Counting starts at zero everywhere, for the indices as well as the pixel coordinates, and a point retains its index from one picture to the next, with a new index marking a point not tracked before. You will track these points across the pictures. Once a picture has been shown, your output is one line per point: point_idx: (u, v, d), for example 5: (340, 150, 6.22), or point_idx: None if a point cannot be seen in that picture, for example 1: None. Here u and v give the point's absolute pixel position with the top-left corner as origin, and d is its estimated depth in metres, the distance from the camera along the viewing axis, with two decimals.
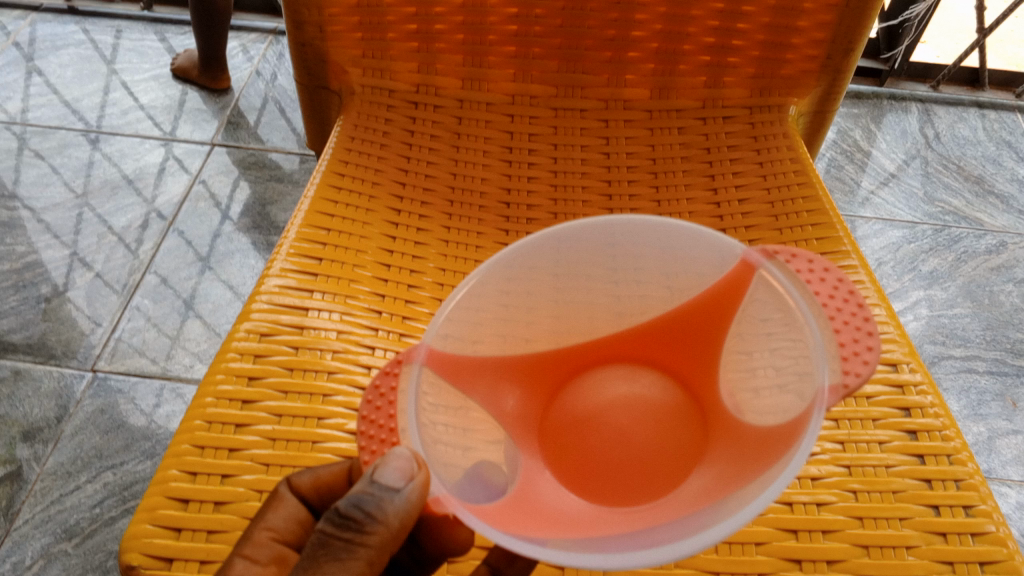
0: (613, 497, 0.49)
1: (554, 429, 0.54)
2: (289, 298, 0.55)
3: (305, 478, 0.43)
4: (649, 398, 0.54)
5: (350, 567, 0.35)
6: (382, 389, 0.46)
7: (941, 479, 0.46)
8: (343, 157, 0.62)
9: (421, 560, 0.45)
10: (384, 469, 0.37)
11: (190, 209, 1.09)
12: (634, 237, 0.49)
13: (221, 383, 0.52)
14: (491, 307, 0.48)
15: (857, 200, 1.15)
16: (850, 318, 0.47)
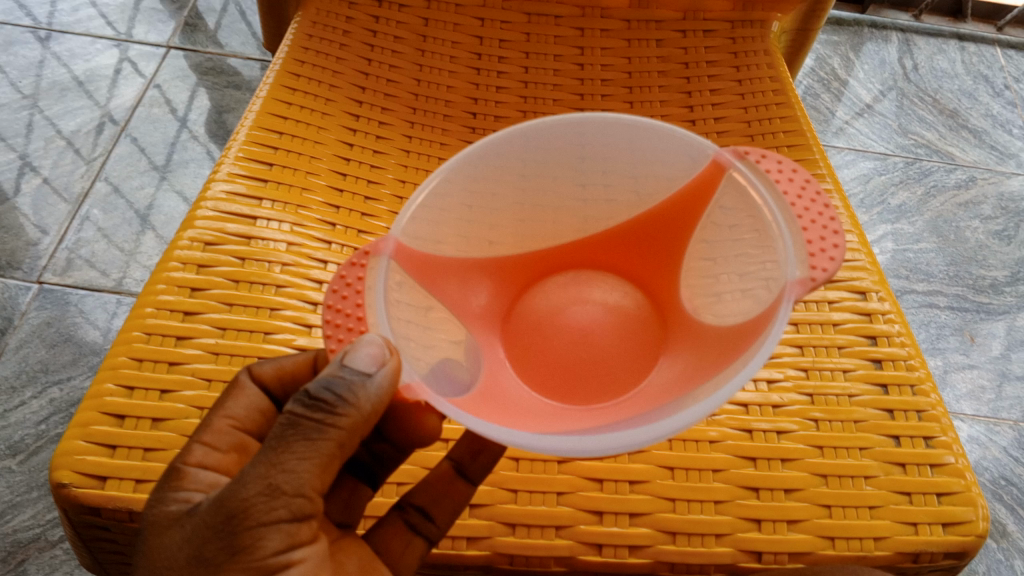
0: (572, 397, 0.49)
1: (519, 328, 0.53)
2: (237, 205, 0.50)
3: (267, 368, 0.42)
4: (616, 303, 0.54)
5: (319, 449, 0.35)
6: (348, 279, 0.41)
7: (903, 409, 0.44)
8: (298, 57, 0.58)
9: (381, 456, 0.44)
10: (356, 354, 0.36)
11: (144, 115, 1.06)
12: (604, 134, 0.49)
13: (161, 294, 0.47)
14: (457, 195, 0.47)
15: (832, 130, 1.19)
16: (817, 215, 0.42)
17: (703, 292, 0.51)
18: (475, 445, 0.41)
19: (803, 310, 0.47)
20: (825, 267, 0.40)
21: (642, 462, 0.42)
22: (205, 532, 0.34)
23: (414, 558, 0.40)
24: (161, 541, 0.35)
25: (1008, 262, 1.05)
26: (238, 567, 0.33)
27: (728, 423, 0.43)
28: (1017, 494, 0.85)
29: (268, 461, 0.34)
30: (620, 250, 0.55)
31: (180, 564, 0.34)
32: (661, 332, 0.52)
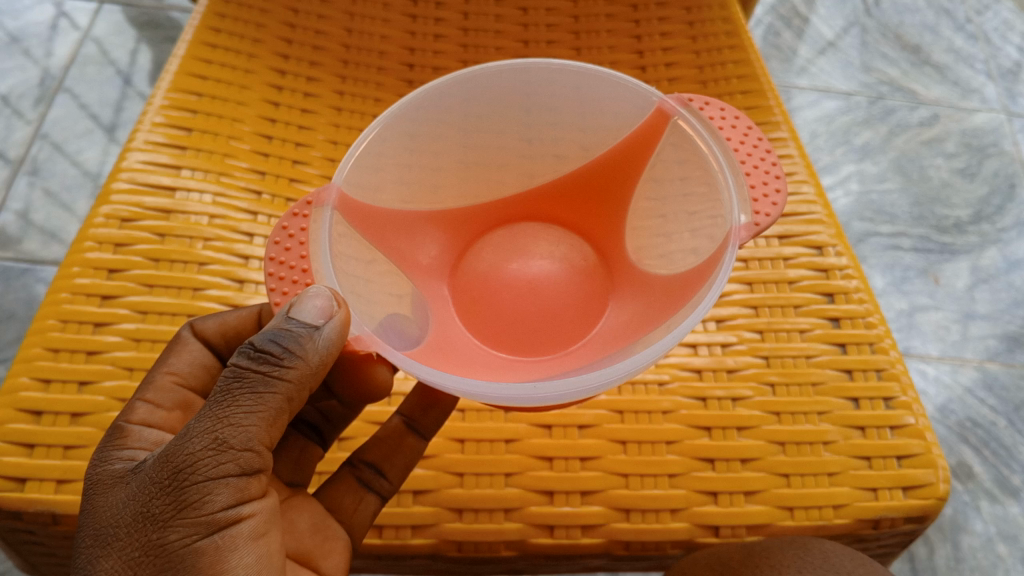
0: (521, 351, 0.47)
1: (468, 281, 0.50)
2: (154, 176, 0.46)
3: (210, 324, 0.40)
4: (568, 255, 0.51)
5: (268, 401, 0.32)
6: (290, 231, 0.38)
7: (862, 369, 0.42)
8: (219, 9, 0.53)
9: (328, 415, 0.42)
10: (302, 305, 0.33)
11: (80, 73, 1.01)
12: (548, 83, 0.46)
13: (78, 277, 0.43)
14: (396, 148, 0.44)
15: (794, 69, 1.16)
16: (758, 163, 0.42)
17: (650, 239, 0.48)
18: (425, 400, 0.40)
19: (756, 269, 0.45)
20: (769, 212, 0.40)
21: (593, 437, 0.40)
22: (150, 488, 0.30)
23: (368, 516, 0.38)
24: (103, 501, 0.32)
25: (971, 200, 1.03)
26: (185, 524, 0.30)
27: (681, 392, 0.41)
28: (983, 436, 0.84)
29: (214, 414, 0.31)
30: (572, 199, 0.52)
31: (123, 524, 0.30)
32: (612, 283, 0.50)
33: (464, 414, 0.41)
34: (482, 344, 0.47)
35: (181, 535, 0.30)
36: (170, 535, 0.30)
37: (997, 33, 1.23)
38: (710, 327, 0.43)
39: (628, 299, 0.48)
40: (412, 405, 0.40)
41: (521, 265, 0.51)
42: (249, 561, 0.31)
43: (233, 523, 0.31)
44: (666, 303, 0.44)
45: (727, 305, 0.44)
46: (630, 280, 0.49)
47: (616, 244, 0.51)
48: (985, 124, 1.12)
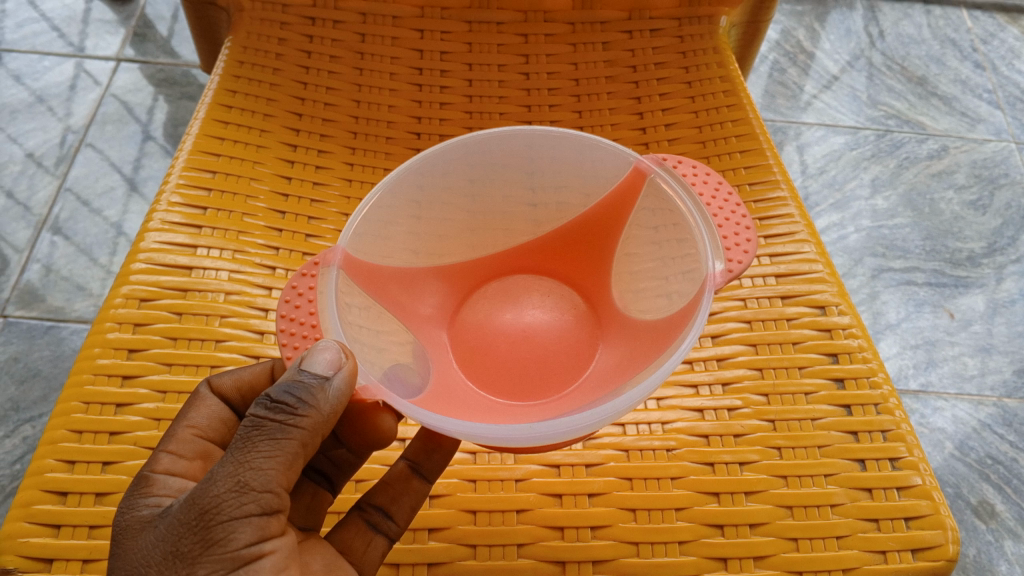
0: (516, 396, 0.47)
1: (466, 330, 0.51)
2: (172, 256, 0.48)
3: (226, 381, 0.39)
4: (563, 304, 0.52)
5: (285, 447, 0.33)
6: (300, 289, 0.40)
7: (867, 430, 0.43)
8: (230, 86, 0.55)
9: (339, 463, 0.42)
10: (313, 358, 0.34)
11: (102, 130, 1.03)
12: (550, 145, 0.47)
13: (99, 358, 0.44)
14: (395, 212, 0.45)
15: (800, 106, 1.17)
16: (729, 215, 0.43)
17: (637, 285, 0.49)
18: (428, 444, 0.41)
19: (761, 330, 0.46)
20: (741, 259, 0.42)
21: (604, 505, 0.40)
22: (177, 529, 0.31)
23: (377, 555, 0.38)
24: (133, 544, 0.32)
25: (984, 233, 1.03)
26: (212, 560, 0.31)
27: (689, 457, 0.42)
28: (1003, 473, 0.84)
29: (235, 459, 0.32)
30: (567, 250, 0.53)
31: (154, 562, 0.31)
32: (604, 328, 0.50)
33: (476, 484, 0.41)
34: (479, 392, 0.47)
35: (208, 571, 0.31)
36: (199, 570, 0.31)
37: (1002, 61, 1.24)
38: (716, 391, 0.44)
39: (618, 344, 0.48)
40: (417, 448, 0.41)
41: (516, 315, 0.51)
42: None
43: (256, 559, 0.31)
44: (647, 347, 0.45)
45: (732, 368, 0.45)
46: (619, 326, 0.49)
47: (606, 292, 0.51)
48: (994, 153, 1.12)
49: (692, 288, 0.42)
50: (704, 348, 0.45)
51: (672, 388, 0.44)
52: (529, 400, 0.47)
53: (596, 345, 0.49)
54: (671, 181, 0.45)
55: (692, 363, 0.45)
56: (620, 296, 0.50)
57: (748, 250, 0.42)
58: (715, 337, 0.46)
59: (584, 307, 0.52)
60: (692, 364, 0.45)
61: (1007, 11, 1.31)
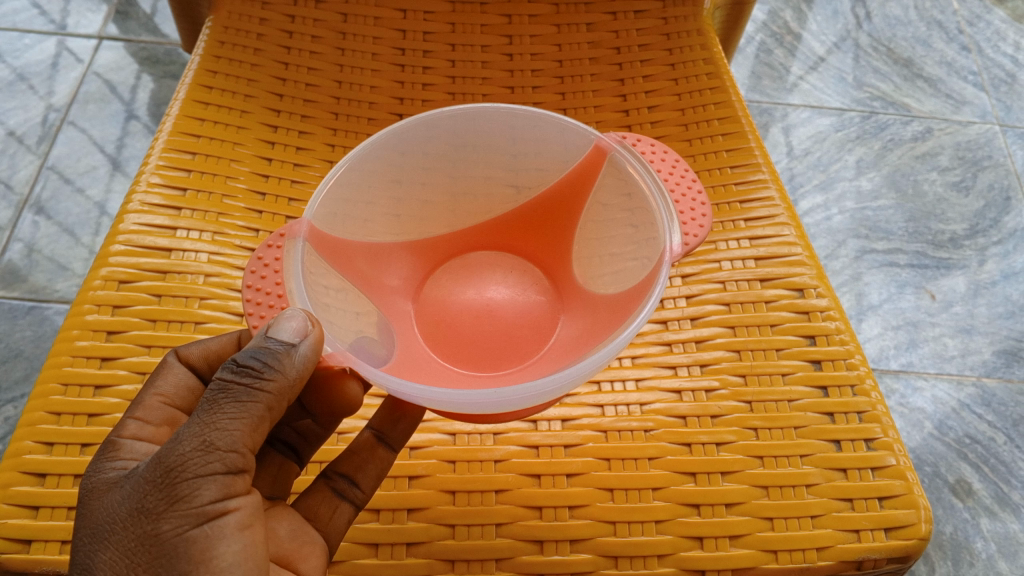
0: (479, 368, 0.47)
1: (432, 304, 0.51)
2: (151, 238, 0.47)
3: (194, 350, 0.39)
4: (527, 282, 0.52)
5: (250, 409, 0.33)
6: (266, 260, 0.41)
7: (843, 412, 0.43)
8: (210, 67, 0.55)
9: (305, 434, 0.43)
10: (278, 325, 0.35)
11: (85, 109, 1.03)
12: (526, 124, 0.48)
13: (77, 339, 0.44)
14: (363, 183, 0.46)
15: (786, 87, 1.17)
16: (685, 192, 0.46)
17: (600, 259, 0.49)
18: (393, 413, 0.41)
19: (739, 312, 0.46)
20: (696, 233, 0.44)
21: (582, 485, 0.41)
22: (143, 487, 0.31)
23: (344, 522, 0.39)
24: (97, 504, 0.32)
25: (966, 215, 1.04)
26: (176, 516, 0.31)
27: (666, 438, 0.42)
28: (982, 452, 0.85)
29: (200, 420, 0.32)
30: (533, 228, 0.53)
31: (119, 519, 0.31)
32: (566, 304, 0.50)
33: (455, 465, 0.42)
34: (444, 363, 0.47)
35: (172, 526, 0.31)
36: (163, 525, 0.31)
37: (988, 43, 1.24)
38: (694, 372, 0.44)
39: (579, 316, 0.49)
40: (382, 417, 0.41)
41: (481, 290, 0.51)
42: (236, 551, 0.31)
43: (220, 517, 0.31)
44: (609, 318, 0.45)
45: (709, 350, 0.45)
46: (582, 301, 0.49)
47: (568, 270, 0.51)
48: (978, 136, 1.12)
49: (654, 262, 0.43)
50: (682, 330, 0.46)
51: (650, 369, 0.45)
52: (491, 372, 0.47)
53: (560, 319, 0.50)
54: (635, 161, 0.46)
55: (671, 346, 0.45)
56: (581, 272, 0.50)
57: (703, 224, 0.44)
58: (693, 318, 0.46)
59: (549, 283, 0.52)
60: (671, 346, 0.45)
61: None
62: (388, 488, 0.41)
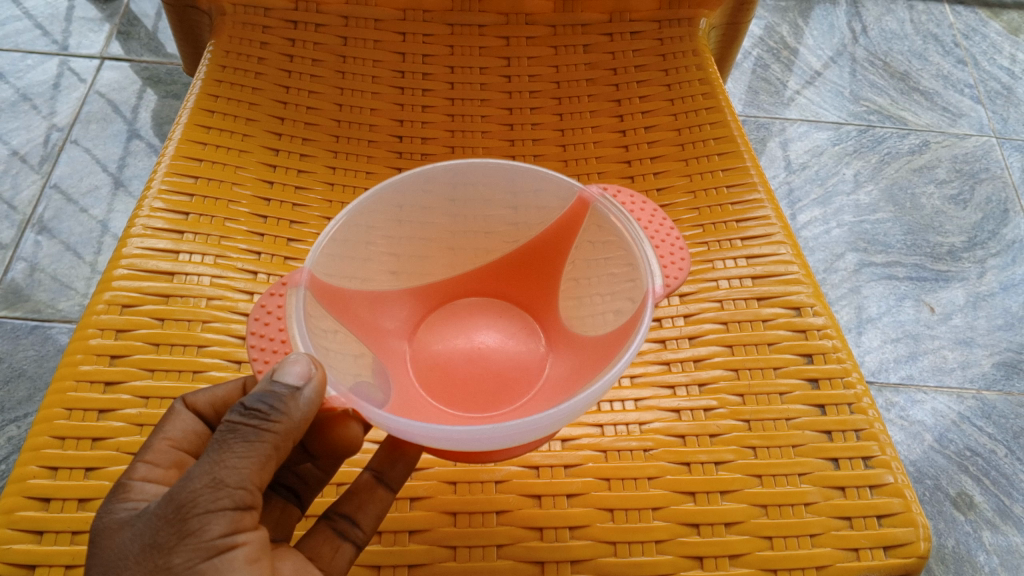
0: (471, 409, 0.48)
1: (427, 345, 0.52)
2: (154, 263, 0.48)
3: (201, 397, 0.40)
4: (520, 328, 0.53)
5: (259, 448, 0.34)
6: (268, 307, 0.42)
7: (840, 430, 0.43)
8: (212, 90, 0.55)
9: (306, 478, 0.43)
10: (283, 370, 0.35)
11: (88, 128, 1.03)
12: (524, 177, 0.48)
13: (81, 364, 0.44)
14: (363, 233, 0.46)
15: (783, 102, 1.18)
16: (664, 238, 0.46)
17: (587, 303, 0.49)
18: (392, 453, 0.41)
19: (737, 331, 0.47)
20: (677, 275, 0.44)
21: (582, 506, 0.41)
22: (155, 523, 0.32)
23: (345, 561, 0.38)
24: (110, 541, 0.33)
25: (964, 227, 1.04)
26: (187, 549, 0.31)
27: (665, 457, 0.43)
28: (982, 465, 0.85)
29: (210, 459, 0.33)
30: (524, 275, 0.54)
31: (132, 554, 0.32)
32: (555, 348, 0.51)
33: (456, 487, 0.42)
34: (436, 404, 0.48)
35: (184, 560, 0.31)
36: (174, 560, 0.31)
37: (984, 56, 1.25)
38: (693, 392, 0.45)
39: (569, 359, 0.49)
40: (381, 458, 0.41)
41: (474, 336, 0.52)
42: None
43: (229, 551, 0.32)
44: (597, 360, 0.46)
45: (708, 369, 0.45)
46: (572, 344, 0.50)
47: (560, 314, 0.52)
48: (975, 148, 1.13)
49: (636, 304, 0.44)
50: (681, 349, 0.46)
51: (649, 389, 0.45)
52: (482, 413, 0.47)
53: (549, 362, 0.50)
54: (616, 211, 0.46)
55: (669, 364, 0.46)
56: (571, 316, 0.51)
57: (682, 267, 0.45)
58: (692, 337, 0.47)
59: (541, 329, 0.53)
60: (669, 365, 0.46)
61: (989, 7, 1.32)
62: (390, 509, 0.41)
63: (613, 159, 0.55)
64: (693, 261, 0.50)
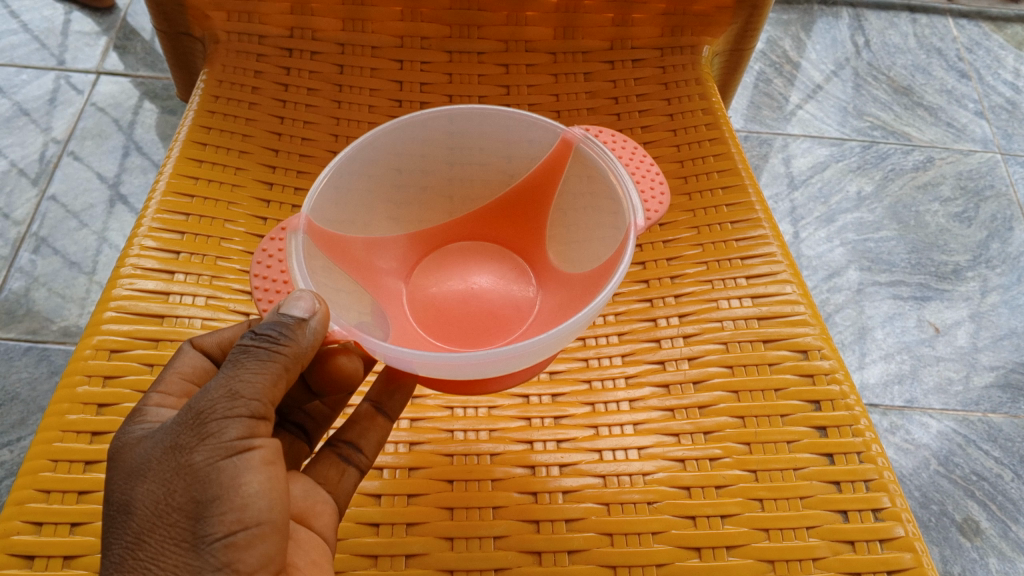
0: (462, 344, 0.48)
1: (423, 286, 0.52)
2: (145, 305, 0.46)
3: (210, 338, 0.40)
4: (513, 271, 0.53)
5: (270, 365, 0.35)
6: (270, 251, 0.43)
7: (849, 480, 0.42)
8: (204, 122, 0.54)
9: (314, 415, 0.45)
10: (289, 304, 0.37)
11: (91, 140, 1.03)
12: (519, 129, 0.49)
13: (68, 413, 0.42)
14: (365, 173, 0.47)
15: (785, 117, 1.17)
16: (644, 173, 0.49)
17: (575, 245, 0.50)
18: (389, 385, 0.43)
19: (742, 375, 0.45)
20: (657, 210, 0.47)
21: (584, 563, 0.40)
22: (175, 429, 0.33)
23: (351, 485, 0.40)
24: (131, 453, 0.34)
25: (969, 245, 1.03)
26: (206, 449, 0.33)
27: (669, 511, 0.41)
28: (988, 489, 0.84)
29: (225, 374, 0.34)
30: (511, 221, 0.54)
31: (154, 458, 0.33)
32: (546, 288, 0.51)
33: (453, 543, 0.40)
34: (429, 341, 0.48)
35: (203, 458, 0.32)
36: (195, 457, 0.32)
37: (988, 70, 1.24)
38: (699, 440, 0.43)
39: (559, 297, 0.50)
40: (379, 390, 0.43)
41: (468, 280, 0.52)
42: (263, 481, 0.33)
43: (246, 454, 0.33)
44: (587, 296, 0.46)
45: (713, 417, 0.44)
46: (562, 281, 0.50)
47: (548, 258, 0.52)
48: (979, 165, 1.12)
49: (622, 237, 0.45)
50: (685, 396, 0.45)
51: (652, 436, 0.44)
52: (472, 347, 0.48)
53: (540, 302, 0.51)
54: (600, 152, 0.47)
55: (673, 411, 0.45)
56: (561, 259, 0.51)
57: (662, 201, 0.48)
58: (696, 382, 0.45)
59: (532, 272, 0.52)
60: (673, 413, 0.44)
61: (992, 20, 1.31)
62: (383, 568, 0.40)
63: None
64: (697, 300, 0.49)
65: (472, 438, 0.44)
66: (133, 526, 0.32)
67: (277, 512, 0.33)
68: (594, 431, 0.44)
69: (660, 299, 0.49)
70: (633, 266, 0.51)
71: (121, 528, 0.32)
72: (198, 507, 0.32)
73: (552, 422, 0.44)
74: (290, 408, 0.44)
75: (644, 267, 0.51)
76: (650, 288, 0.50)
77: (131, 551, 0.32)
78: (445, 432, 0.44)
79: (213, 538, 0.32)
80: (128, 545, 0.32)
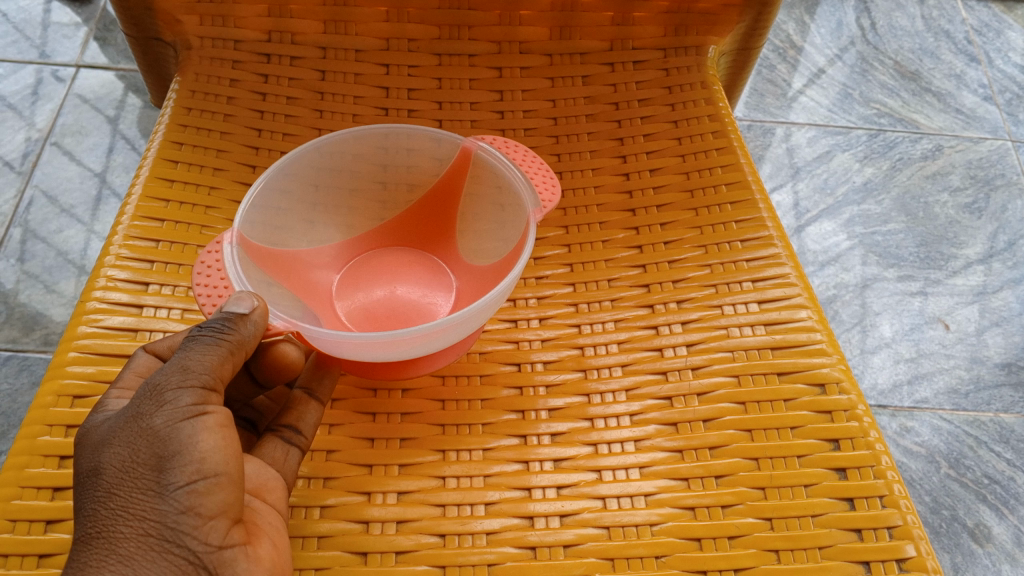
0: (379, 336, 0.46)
1: (354, 286, 0.49)
2: (110, 343, 0.43)
3: (163, 345, 0.38)
4: (436, 279, 0.50)
5: (220, 346, 0.34)
6: None
7: (872, 528, 0.39)
8: (176, 136, 0.51)
9: (261, 410, 0.44)
10: (233, 299, 0.36)
11: (72, 135, 0.99)
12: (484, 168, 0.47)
13: (28, 466, 0.39)
14: (333, 161, 0.47)
15: (788, 104, 1.13)
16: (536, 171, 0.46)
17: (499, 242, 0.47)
18: (318, 371, 0.42)
19: (756, 413, 0.42)
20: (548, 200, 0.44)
21: None
22: (133, 402, 0.32)
23: (294, 464, 0.39)
24: (91, 430, 0.33)
25: (980, 237, 1.00)
26: (165, 411, 0.31)
27: (679, 565, 0.38)
28: (1000, 493, 0.81)
29: (179, 356, 0.34)
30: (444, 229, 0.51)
31: (114, 427, 0.32)
32: (468, 290, 0.48)
33: None
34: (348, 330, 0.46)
35: (162, 421, 0.31)
36: (155, 420, 0.31)
37: (998, 53, 1.20)
38: (710, 485, 0.40)
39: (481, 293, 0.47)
40: (308, 375, 0.42)
41: (399, 282, 0.49)
42: (224, 440, 0.32)
43: (203, 414, 0.32)
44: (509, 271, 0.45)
45: (726, 460, 0.41)
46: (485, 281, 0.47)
47: (474, 264, 0.49)
48: (989, 153, 1.08)
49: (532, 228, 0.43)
50: (694, 436, 0.42)
51: (658, 482, 0.41)
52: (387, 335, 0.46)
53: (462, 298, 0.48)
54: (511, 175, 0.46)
55: (682, 452, 0.41)
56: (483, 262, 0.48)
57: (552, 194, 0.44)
58: (706, 420, 0.42)
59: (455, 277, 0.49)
60: (683, 455, 0.41)
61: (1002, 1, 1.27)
62: None
63: (615, 207, 0.51)
64: (705, 326, 0.45)
65: (466, 484, 0.41)
66: (98, 489, 0.31)
67: (235, 466, 0.32)
68: (597, 475, 0.41)
69: (666, 326, 0.46)
70: (637, 289, 0.47)
71: (88, 493, 0.31)
72: (160, 459, 0.31)
73: (552, 466, 0.41)
74: (237, 402, 0.44)
75: (649, 290, 0.47)
76: (655, 313, 0.46)
77: (98, 507, 0.30)
78: (436, 479, 0.41)
79: (177, 484, 0.30)
80: (96, 507, 0.30)
